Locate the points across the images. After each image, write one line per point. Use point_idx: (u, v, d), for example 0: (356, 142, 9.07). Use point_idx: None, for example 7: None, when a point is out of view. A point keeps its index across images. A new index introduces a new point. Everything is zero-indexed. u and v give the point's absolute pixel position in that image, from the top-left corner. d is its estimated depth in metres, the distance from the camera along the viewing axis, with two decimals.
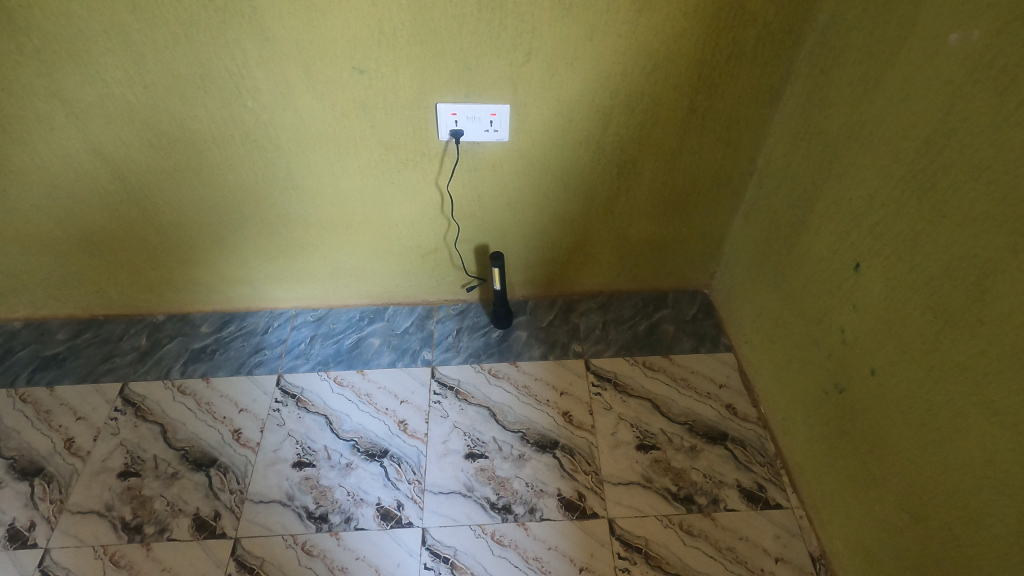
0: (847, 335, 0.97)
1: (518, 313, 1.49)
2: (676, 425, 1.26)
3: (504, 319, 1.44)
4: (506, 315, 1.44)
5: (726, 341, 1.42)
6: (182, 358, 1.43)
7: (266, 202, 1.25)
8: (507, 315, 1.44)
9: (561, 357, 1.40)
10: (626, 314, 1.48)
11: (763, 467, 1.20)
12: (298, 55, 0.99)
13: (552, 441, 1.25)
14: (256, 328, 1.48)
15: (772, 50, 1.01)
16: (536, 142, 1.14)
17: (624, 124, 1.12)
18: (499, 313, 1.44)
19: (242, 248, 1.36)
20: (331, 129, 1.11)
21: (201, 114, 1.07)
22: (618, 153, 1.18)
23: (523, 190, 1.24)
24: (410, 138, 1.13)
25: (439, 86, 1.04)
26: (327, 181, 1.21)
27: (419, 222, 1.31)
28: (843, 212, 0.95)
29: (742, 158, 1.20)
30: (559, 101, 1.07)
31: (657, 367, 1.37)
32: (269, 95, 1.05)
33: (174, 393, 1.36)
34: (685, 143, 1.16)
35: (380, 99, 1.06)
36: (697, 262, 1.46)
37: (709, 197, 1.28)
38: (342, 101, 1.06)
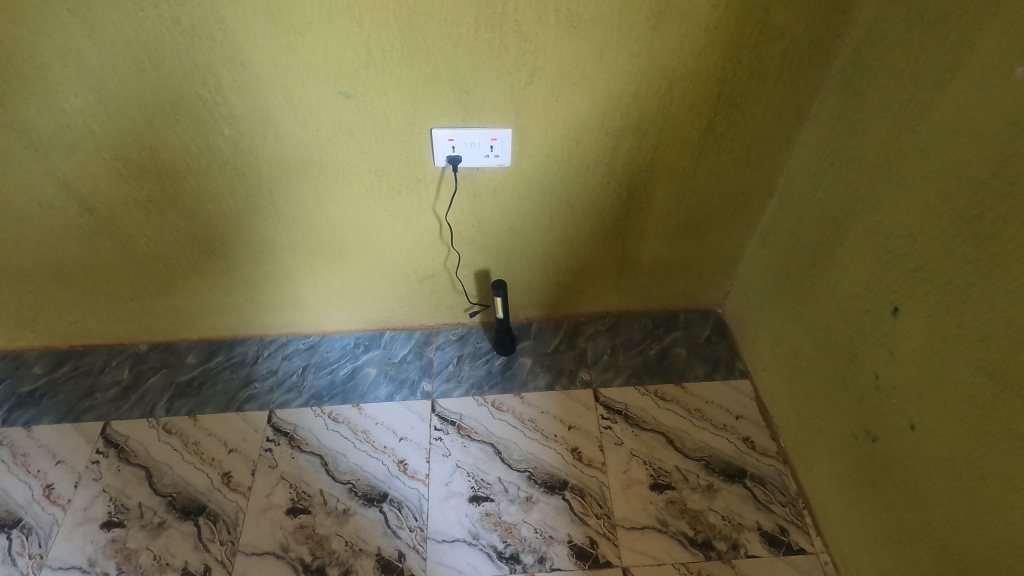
0: (881, 380, 0.89)
1: (522, 338, 1.41)
2: (691, 462, 1.19)
3: (508, 346, 1.36)
4: (509, 341, 1.36)
5: (741, 366, 1.34)
6: (167, 393, 1.35)
7: (249, 231, 1.16)
8: (511, 342, 1.37)
9: (568, 386, 1.32)
10: (635, 337, 1.40)
11: (784, 508, 1.13)
12: (277, 80, 0.89)
13: (560, 481, 1.18)
14: (245, 358, 1.40)
15: (800, 67, 0.92)
16: (540, 167, 1.05)
17: (636, 146, 1.03)
18: (502, 340, 1.36)
19: (227, 277, 1.27)
20: (316, 156, 1.01)
21: (173, 143, 0.97)
22: (629, 176, 1.09)
23: (525, 215, 1.16)
24: (403, 165, 1.04)
25: (434, 110, 0.94)
26: (314, 209, 1.12)
27: (415, 249, 1.22)
28: (879, 249, 0.86)
29: (762, 179, 1.11)
30: (565, 124, 0.98)
31: (670, 397, 1.30)
32: (246, 122, 0.95)
33: (159, 432, 1.28)
34: (702, 165, 1.07)
35: (370, 125, 0.96)
36: (710, 282, 1.37)
37: (725, 218, 1.19)
38: (328, 127, 0.96)
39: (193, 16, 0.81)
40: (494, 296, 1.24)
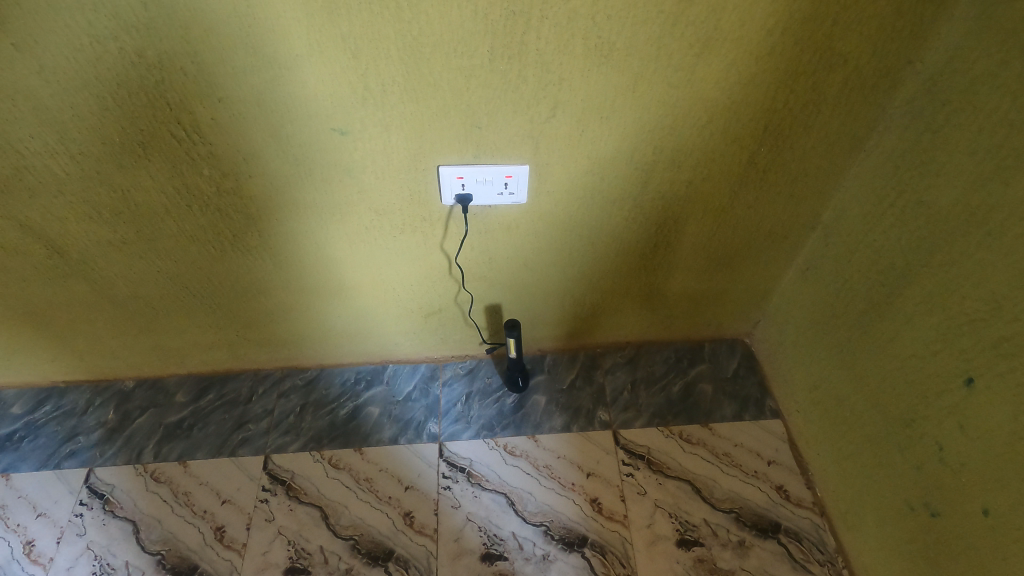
0: (947, 453, 0.79)
1: (535, 372, 1.31)
2: (720, 515, 1.11)
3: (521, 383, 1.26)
4: (522, 378, 1.27)
5: (772, 404, 1.25)
6: (155, 436, 1.25)
7: (237, 271, 1.05)
8: (524, 378, 1.27)
9: (586, 428, 1.23)
10: (657, 371, 1.30)
11: (823, 567, 1.05)
12: (262, 118, 0.78)
13: (579, 537, 1.09)
14: (239, 396, 1.31)
15: (861, 96, 0.80)
16: (560, 203, 0.94)
17: (668, 181, 0.92)
18: (515, 376, 1.26)
19: (215, 316, 1.16)
20: (310, 195, 0.90)
21: (148, 185, 0.86)
22: (658, 211, 0.98)
23: (542, 251, 1.05)
24: (407, 203, 0.93)
25: (443, 147, 0.83)
26: (309, 247, 1.01)
27: (420, 285, 1.12)
28: (952, 309, 0.76)
29: (806, 212, 1.00)
30: (590, 159, 0.87)
31: (696, 440, 1.20)
32: (229, 162, 0.84)
33: (147, 481, 1.19)
34: (740, 198, 0.96)
35: (369, 162, 0.85)
36: (739, 313, 1.27)
37: (760, 251, 1.09)
38: (322, 166, 0.85)
39: (162, 50, 0.69)
40: (507, 336, 1.14)
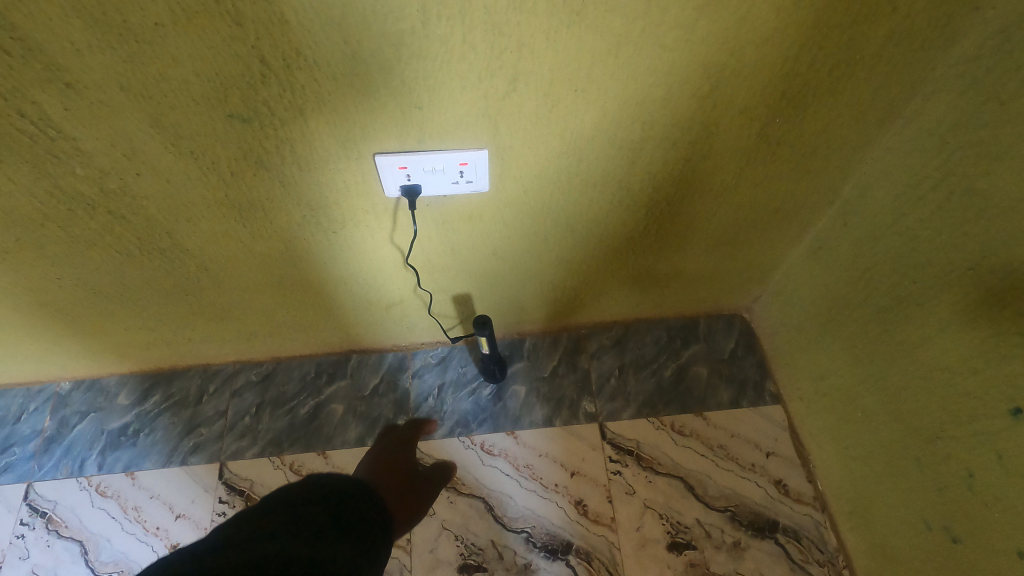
0: (978, 482, 0.69)
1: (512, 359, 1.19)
2: (714, 514, 1.03)
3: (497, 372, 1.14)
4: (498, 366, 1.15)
5: (772, 388, 1.14)
6: (99, 444, 1.14)
7: (156, 275, 0.89)
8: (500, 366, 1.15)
9: (570, 422, 1.12)
10: (647, 354, 1.18)
11: (822, 568, 0.98)
12: (134, 105, 0.60)
13: (563, 543, 1.02)
14: (188, 395, 1.18)
15: (907, 53, 0.63)
16: (531, 189, 0.78)
17: (661, 160, 0.75)
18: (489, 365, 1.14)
19: (143, 319, 1.01)
20: (221, 192, 0.73)
21: (13, 190, 0.69)
22: (649, 193, 0.81)
23: (512, 238, 0.89)
24: (344, 195, 0.76)
25: (377, 132, 0.66)
26: (234, 247, 0.85)
27: (374, 278, 0.96)
28: (1001, 325, 0.63)
29: (824, 187, 0.84)
30: (565, 139, 0.70)
31: (689, 431, 1.10)
32: (108, 160, 0.66)
33: (93, 495, 1.10)
34: (747, 175, 0.80)
35: (286, 152, 0.68)
36: (739, 288, 1.14)
37: (767, 228, 0.93)
38: (228, 160, 0.68)
39: None
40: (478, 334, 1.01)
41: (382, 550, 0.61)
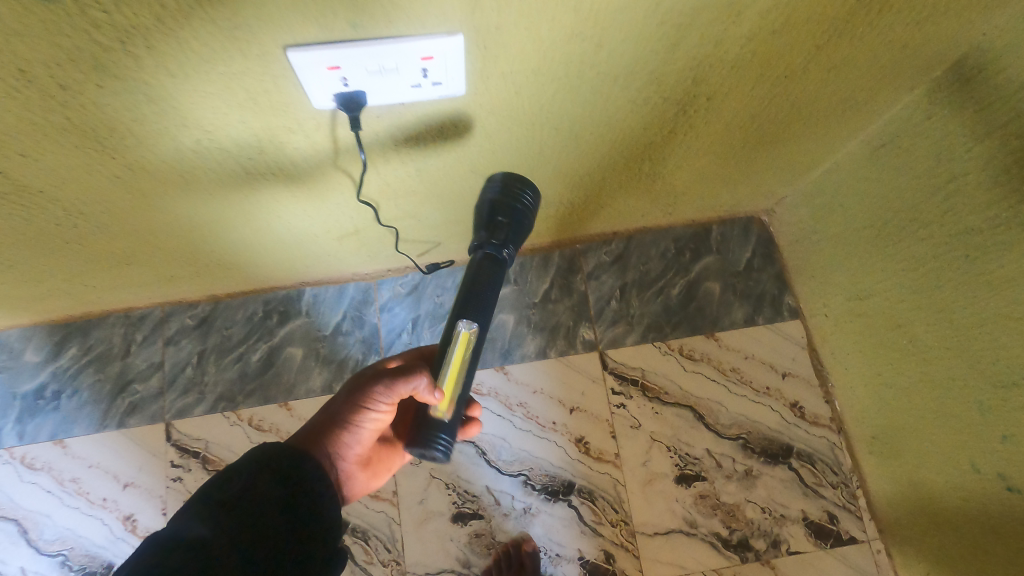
0: None
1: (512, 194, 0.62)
2: (726, 443, 0.95)
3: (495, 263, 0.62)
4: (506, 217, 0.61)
5: (791, 302, 1.01)
6: (12, 411, 0.96)
7: (15, 225, 0.65)
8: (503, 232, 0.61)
9: (566, 352, 0.99)
10: (653, 270, 1.02)
11: (835, 490, 0.94)
12: None
13: (564, 484, 0.93)
14: (110, 348, 0.99)
15: None
16: (524, 86, 0.55)
17: (710, 37, 0.52)
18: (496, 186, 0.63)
19: (20, 273, 0.78)
20: (56, 115, 0.48)
21: None
22: (686, 83, 0.59)
23: (497, 151, 0.67)
24: (250, 109, 0.51)
25: (283, 11, 0.41)
26: (111, 185, 0.60)
27: (319, 208, 0.74)
28: None
29: (913, 65, 0.62)
30: (576, 11, 0.46)
31: (699, 355, 0.99)
32: None
33: (17, 469, 0.94)
34: (819, 56, 0.58)
35: (139, 47, 0.42)
36: (764, 190, 0.95)
37: (821, 124, 0.73)
38: (45, 66, 0.42)
39: None
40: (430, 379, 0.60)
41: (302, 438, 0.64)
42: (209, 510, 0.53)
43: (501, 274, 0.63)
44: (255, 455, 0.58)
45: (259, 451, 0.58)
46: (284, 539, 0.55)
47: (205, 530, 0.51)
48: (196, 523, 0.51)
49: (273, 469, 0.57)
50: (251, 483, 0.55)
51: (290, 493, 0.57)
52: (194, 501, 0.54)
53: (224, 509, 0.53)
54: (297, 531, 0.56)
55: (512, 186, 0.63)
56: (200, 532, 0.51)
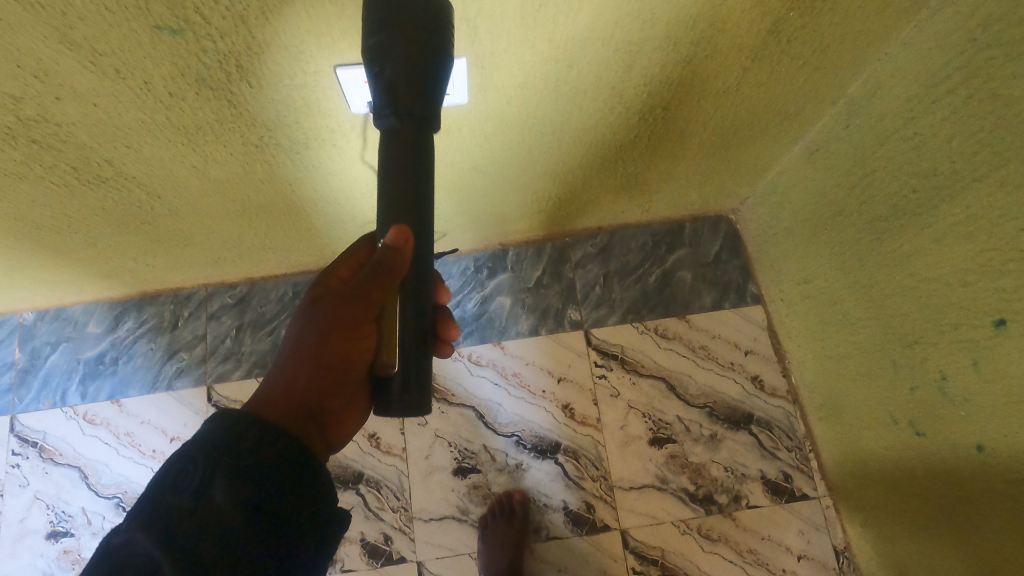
0: (948, 385, 0.73)
1: (395, 28, 0.47)
2: (694, 411, 1.09)
3: (414, 139, 0.51)
4: (404, 54, 0.47)
5: (753, 289, 1.15)
6: (76, 374, 1.12)
7: (106, 206, 0.81)
8: (397, 69, 0.48)
9: (556, 330, 1.13)
10: (632, 260, 1.17)
11: (790, 453, 1.07)
12: (34, 18, 0.48)
13: (552, 444, 1.07)
14: (161, 322, 1.14)
15: None
16: (513, 97, 0.70)
17: (657, 61, 0.67)
18: (396, 41, 0.47)
19: (98, 250, 0.94)
20: (159, 116, 0.64)
21: None
22: (643, 97, 0.74)
23: (494, 151, 0.82)
24: (303, 113, 0.67)
25: (336, 40, 0.57)
26: (187, 173, 0.76)
27: (348, 197, 0.90)
28: (1000, 240, 0.62)
29: (830, 84, 0.77)
30: (550, 42, 0.61)
31: (671, 334, 1.13)
32: (18, 84, 0.55)
33: (80, 424, 1.10)
34: (749, 76, 0.73)
35: (231, 66, 0.58)
36: (728, 191, 1.10)
37: (764, 133, 0.88)
38: (162, 80, 0.58)
39: None
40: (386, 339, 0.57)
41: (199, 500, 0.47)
42: (157, 514, 0.46)
43: (427, 135, 0.52)
44: (198, 444, 0.50)
45: (200, 438, 0.51)
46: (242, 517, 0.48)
47: (151, 543, 0.45)
48: (142, 538, 0.45)
49: (221, 454, 0.50)
50: (199, 480, 0.48)
51: (242, 484, 0.49)
52: (144, 499, 0.47)
53: (174, 517, 0.46)
54: (258, 523, 0.48)
55: (398, 23, 0.47)
56: (149, 545, 0.45)
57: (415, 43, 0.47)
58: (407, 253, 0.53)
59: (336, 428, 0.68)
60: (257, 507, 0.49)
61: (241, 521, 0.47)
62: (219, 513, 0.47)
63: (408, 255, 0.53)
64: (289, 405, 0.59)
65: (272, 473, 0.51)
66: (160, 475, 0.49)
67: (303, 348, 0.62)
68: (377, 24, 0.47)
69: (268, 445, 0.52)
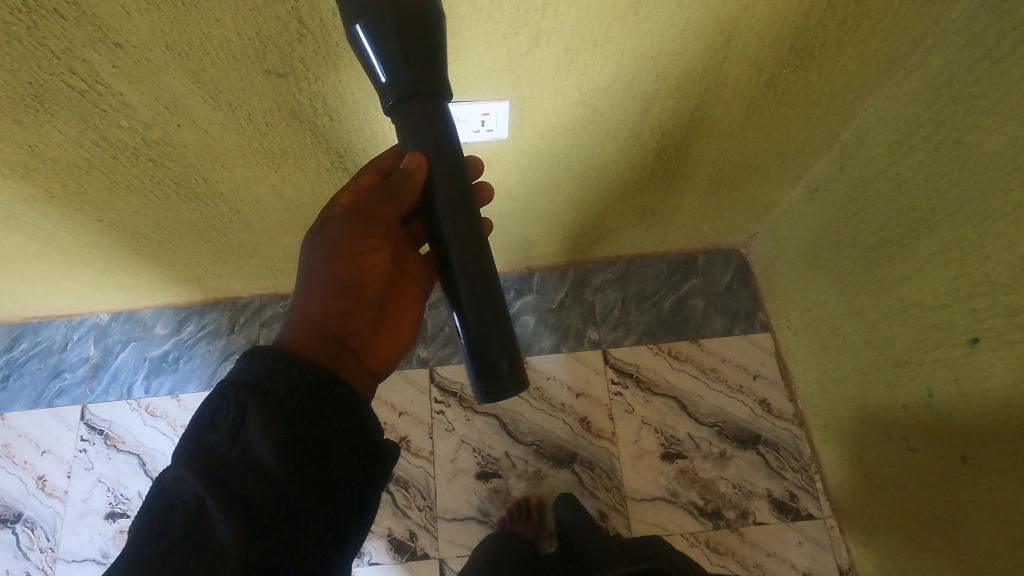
0: (934, 400, 0.80)
1: (379, 5, 0.47)
2: (704, 429, 1.16)
3: (427, 114, 0.52)
4: (393, 29, 0.47)
5: (762, 318, 1.23)
6: (142, 370, 1.24)
7: (192, 218, 0.95)
8: (394, 49, 0.48)
9: (576, 348, 1.22)
10: (649, 287, 1.26)
11: (796, 474, 1.12)
12: (178, 63, 0.62)
13: (569, 454, 1.15)
14: (220, 327, 1.27)
15: (914, 4, 0.65)
16: (546, 135, 0.83)
17: (670, 107, 0.79)
18: (383, 20, 0.47)
19: (178, 257, 1.07)
20: (255, 143, 0.77)
21: (60, 142, 0.72)
22: (659, 138, 0.86)
23: (526, 180, 0.94)
24: (369, 142, 0.80)
25: None
26: (265, 191, 0.90)
27: None
28: (971, 266, 0.71)
29: (825, 131, 0.88)
30: (579, 89, 0.74)
31: (684, 356, 1.21)
32: (152, 113, 0.69)
33: (142, 415, 1.21)
34: (751, 122, 0.84)
35: (319, 103, 0.71)
36: (738, 226, 1.20)
37: (768, 172, 0.98)
38: (263, 112, 0.71)
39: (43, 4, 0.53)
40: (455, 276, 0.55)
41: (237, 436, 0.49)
42: (199, 453, 0.49)
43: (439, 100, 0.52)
44: (229, 383, 0.52)
45: (232, 378, 0.53)
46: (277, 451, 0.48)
47: (194, 478, 0.47)
48: (187, 476, 0.47)
49: (251, 390, 0.51)
50: (233, 419, 0.50)
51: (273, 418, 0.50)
52: (188, 442, 0.50)
53: (213, 455, 0.48)
54: (297, 459, 0.49)
55: (383, 1, 0.47)
56: (195, 483, 0.47)
57: (401, 18, 0.47)
58: (418, 175, 0.55)
59: (371, 354, 0.70)
60: (292, 439, 0.49)
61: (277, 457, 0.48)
62: (254, 445, 0.48)
63: (420, 177, 0.55)
64: (319, 337, 0.62)
65: (303, 403, 0.52)
66: (197, 418, 0.51)
67: (320, 278, 0.63)
68: (359, 9, 0.47)
69: (321, 396, 0.53)
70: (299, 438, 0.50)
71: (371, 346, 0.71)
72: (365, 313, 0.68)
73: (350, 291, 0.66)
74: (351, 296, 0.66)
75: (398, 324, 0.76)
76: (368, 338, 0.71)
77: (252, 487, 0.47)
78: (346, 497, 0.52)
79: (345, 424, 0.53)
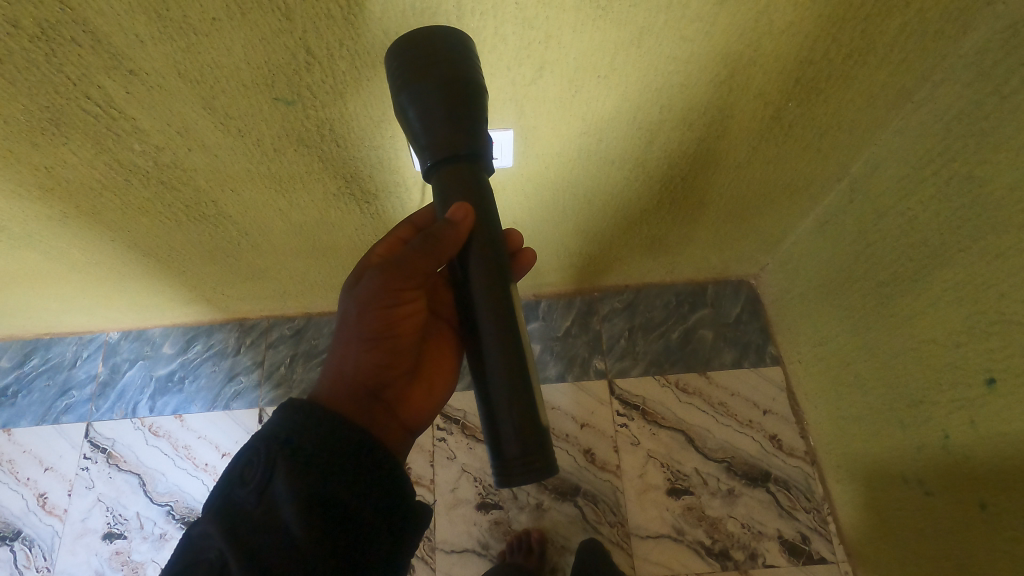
0: (951, 443, 0.76)
1: (424, 75, 0.51)
2: (712, 464, 1.12)
3: (464, 176, 0.54)
4: (436, 95, 0.51)
5: (773, 351, 1.21)
6: (149, 389, 1.25)
7: (202, 239, 0.96)
8: (438, 116, 0.51)
9: (582, 378, 1.20)
10: (656, 317, 1.25)
11: (808, 515, 1.08)
12: (190, 91, 0.64)
13: (572, 487, 1.12)
14: (226, 347, 1.27)
15: (921, 40, 0.65)
16: (551, 164, 0.83)
17: (676, 138, 0.79)
18: (427, 87, 0.51)
19: (187, 278, 1.08)
20: (263, 167, 0.78)
21: (74, 164, 0.74)
22: (666, 168, 0.85)
23: (532, 208, 0.94)
24: (376, 168, 0.81)
25: None
26: (273, 215, 0.91)
27: None
28: (986, 304, 0.68)
29: (834, 165, 0.87)
30: (583, 120, 0.74)
31: (692, 389, 1.18)
32: (164, 137, 0.71)
33: (145, 434, 1.21)
34: (758, 154, 0.83)
35: (327, 130, 0.72)
36: (748, 257, 1.18)
37: (777, 205, 0.98)
38: (272, 137, 0.73)
39: (59, 34, 0.55)
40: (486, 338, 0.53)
41: (269, 497, 0.49)
42: (226, 509, 0.48)
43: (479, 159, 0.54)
44: (261, 437, 0.52)
45: (266, 432, 0.52)
46: (300, 518, 0.48)
47: (218, 537, 0.47)
48: (212, 533, 0.47)
49: (281, 446, 0.51)
50: (261, 478, 0.49)
51: (302, 481, 0.49)
52: (218, 494, 0.50)
53: (238, 514, 0.48)
54: (320, 522, 0.48)
55: (426, 71, 0.51)
56: (219, 544, 0.47)
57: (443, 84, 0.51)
58: (463, 230, 0.54)
59: (403, 405, 0.68)
60: (316, 503, 0.49)
61: (301, 521, 0.47)
62: (280, 506, 0.48)
63: (464, 229, 0.54)
64: (350, 393, 0.61)
65: (329, 464, 0.50)
66: (229, 470, 0.51)
67: (351, 330, 0.63)
68: (404, 80, 0.51)
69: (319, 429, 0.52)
70: (323, 501, 0.49)
71: (403, 399, 0.69)
72: (399, 364, 0.67)
73: (379, 344, 0.65)
74: (383, 348, 0.65)
75: (440, 375, 0.75)
76: (401, 389, 0.69)
77: (274, 555, 0.46)
78: (366, 557, 0.50)
79: (373, 476, 0.52)
